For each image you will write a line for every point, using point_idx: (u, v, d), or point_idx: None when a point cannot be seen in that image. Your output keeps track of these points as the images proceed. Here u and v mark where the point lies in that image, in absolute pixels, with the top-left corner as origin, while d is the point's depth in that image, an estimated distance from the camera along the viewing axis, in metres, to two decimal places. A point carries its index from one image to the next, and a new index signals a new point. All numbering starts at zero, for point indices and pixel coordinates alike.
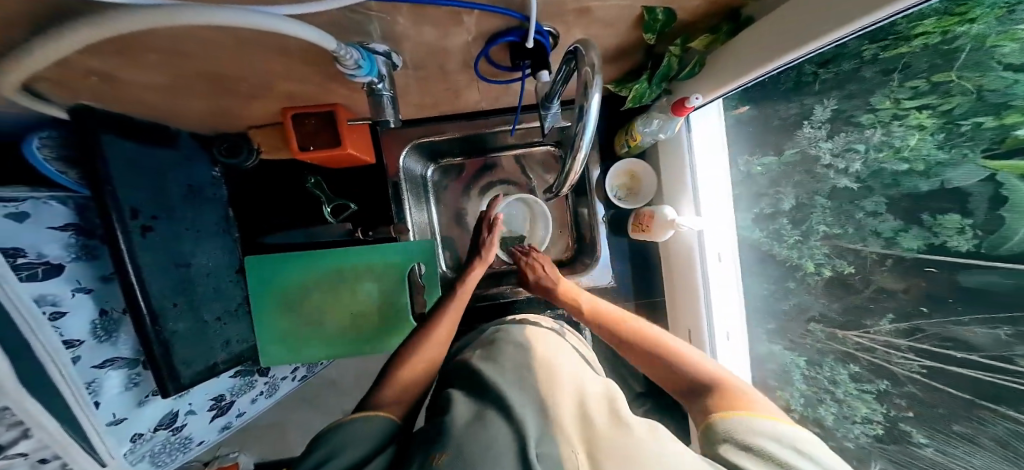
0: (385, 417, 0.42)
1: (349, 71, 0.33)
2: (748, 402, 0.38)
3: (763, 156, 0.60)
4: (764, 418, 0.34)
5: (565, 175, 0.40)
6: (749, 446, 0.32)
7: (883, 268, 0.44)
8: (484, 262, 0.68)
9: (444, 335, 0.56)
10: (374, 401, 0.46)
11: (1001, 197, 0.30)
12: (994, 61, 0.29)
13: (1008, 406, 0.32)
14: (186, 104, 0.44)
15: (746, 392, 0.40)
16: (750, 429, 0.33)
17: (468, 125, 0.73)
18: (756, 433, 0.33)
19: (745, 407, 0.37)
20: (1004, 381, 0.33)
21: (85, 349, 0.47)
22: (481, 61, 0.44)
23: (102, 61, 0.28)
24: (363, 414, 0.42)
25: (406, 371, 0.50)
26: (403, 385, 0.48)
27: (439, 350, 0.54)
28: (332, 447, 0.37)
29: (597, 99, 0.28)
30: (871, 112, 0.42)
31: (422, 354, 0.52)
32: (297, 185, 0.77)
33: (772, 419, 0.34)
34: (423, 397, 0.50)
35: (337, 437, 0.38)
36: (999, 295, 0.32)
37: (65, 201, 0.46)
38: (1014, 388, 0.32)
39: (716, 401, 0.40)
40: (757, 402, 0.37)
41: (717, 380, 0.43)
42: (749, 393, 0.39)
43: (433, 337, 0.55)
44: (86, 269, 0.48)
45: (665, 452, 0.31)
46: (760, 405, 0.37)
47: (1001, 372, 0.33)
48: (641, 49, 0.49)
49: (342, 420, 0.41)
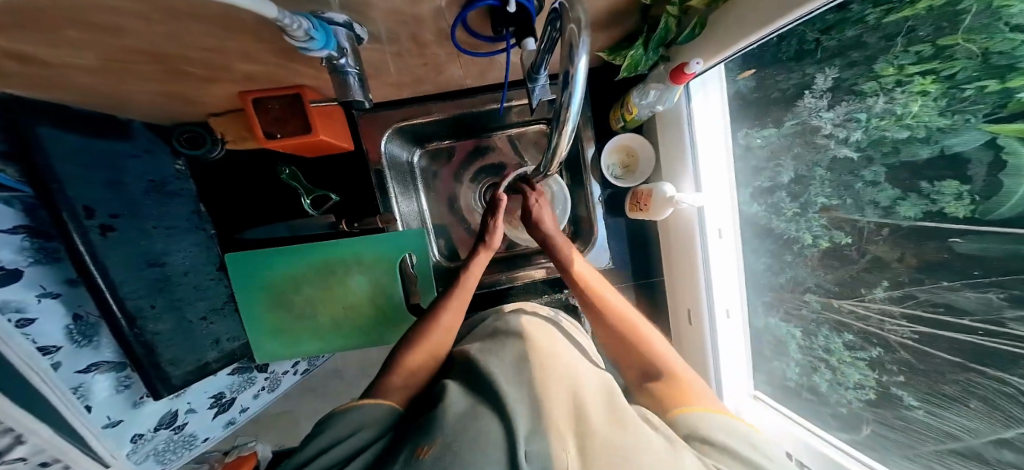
0: (392, 402, 0.42)
1: (301, 44, 0.29)
2: (693, 394, 0.40)
3: (762, 128, 0.57)
4: (715, 414, 0.37)
5: (554, 153, 0.37)
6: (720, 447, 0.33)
7: (879, 237, 0.42)
8: (487, 247, 0.66)
9: (452, 321, 0.55)
10: (383, 386, 0.44)
11: (1001, 162, 0.28)
12: (1001, 23, 0.26)
13: (1007, 371, 0.32)
14: (132, 85, 0.40)
15: (695, 386, 0.42)
16: (707, 423, 0.35)
17: (453, 104, 0.67)
18: (715, 428, 0.35)
19: (693, 401, 0.39)
20: (997, 344, 0.32)
21: (64, 355, 0.45)
22: (458, 30, 0.40)
23: (12, 40, 0.24)
24: (366, 402, 0.40)
25: (413, 357, 0.49)
26: (409, 371, 0.47)
27: (444, 338, 0.53)
28: (352, 425, 0.37)
29: (585, 62, 0.24)
30: (873, 79, 0.38)
31: (432, 340, 0.51)
32: (270, 176, 0.73)
33: (722, 415, 0.37)
34: (428, 384, 0.48)
35: (358, 416, 0.38)
36: (995, 261, 0.31)
37: (11, 202, 0.40)
38: (1009, 351, 0.31)
39: (666, 393, 0.41)
40: (701, 394, 0.40)
41: (670, 369, 0.44)
42: (694, 384, 0.42)
43: (441, 325, 0.53)
44: (46, 273, 0.44)
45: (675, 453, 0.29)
46: (703, 398, 0.40)
47: (994, 336, 0.33)
48: (637, 10, 0.45)
49: (346, 406, 0.39)
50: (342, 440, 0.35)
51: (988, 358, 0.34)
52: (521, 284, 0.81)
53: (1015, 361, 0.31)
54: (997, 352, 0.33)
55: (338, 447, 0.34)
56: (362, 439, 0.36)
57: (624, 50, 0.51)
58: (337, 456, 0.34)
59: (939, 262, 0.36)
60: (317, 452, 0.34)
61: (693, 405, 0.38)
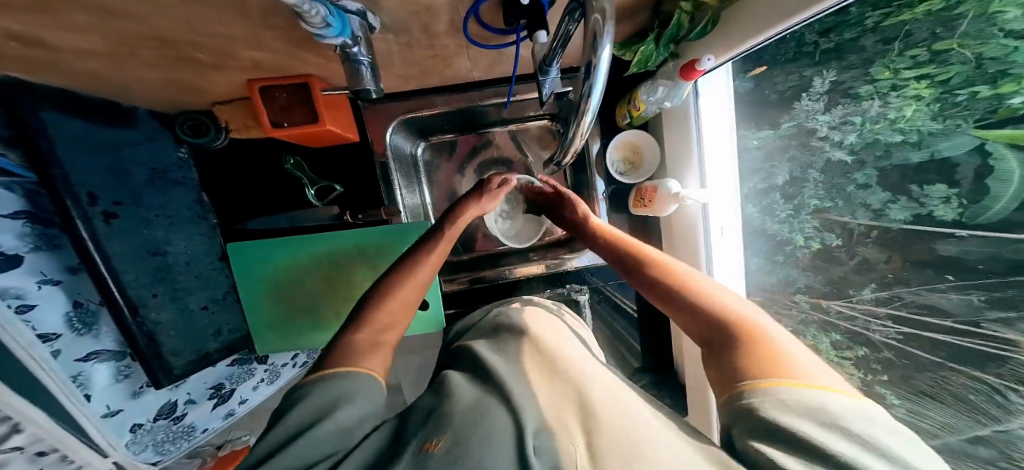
0: (365, 370, 0.37)
1: (316, 31, 0.29)
2: (778, 360, 0.29)
3: (759, 130, 0.58)
4: (805, 389, 0.26)
5: (567, 147, 0.39)
6: (787, 432, 0.24)
7: (869, 240, 0.43)
8: (479, 206, 0.62)
9: (427, 275, 0.50)
10: (351, 346, 0.40)
11: (988, 168, 0.29)
12: (995, 28, 0.26)
13: (971, 366, 0.34)
14: (133, 72, 0.39)
15: (782, 347, 0.30)
16: (784, 402, 0.25)
17: (458, 98, 0.67)
18: (793, 410, 0.25)
19: (777, 368, 0.28)
20: (971, 342, 0.34)
21: (65, 343, 0.44)
22: (470, 22, 0.40)
23: (18, 20, 0.24)
24: (339, 373, 0.36)
25: (383, 311, 0.43)
26: (382, 327, 0.42)
27: (418, 291, 0.48)
28: (328, 399, 0.33)
29: (608, 52, 0.25)
30: (869, 83, 0.39)
31: (402, 294, 0.46)
32: (274, 166, 0.72)
33: (814, 391, 0.26)
34: (400, 338, 0.45)
35: (334, 390, 0.34)
36: (975, 264, 0.32)
37: (13, 188, 0.39)
38: (985, 350, 0.33)
39: (743, 358, 0.30)
40: (794, 362, 0.29)
41: (740, 322, 0.34)
42: (786, 347, 0.30)
43: (415, 278, 0.48)
44: (48, 261, 0.43)
45: (663, 440, 0.30)
46: (795, 365, 0.28)
47: (970, 335, 0.34)
48: (648, 8, 0.46)
49: (319, 382, 0.35)
50: (316, 422, 0.31)
51: (963, 356, 0.35)
52: (523, 279, 0.81)
53: (989, 361, 0.32)
54: (972, 351, 0.34)
55: (313, 430, 0.30)
56: (347, 414, 0.32)
57: (635, 44, 0.51)
58: (317, 434, 0.30)
59: (928, 262, 0.37)
60: (287, 440, 0.30)
61: (778, 377, 0.27)
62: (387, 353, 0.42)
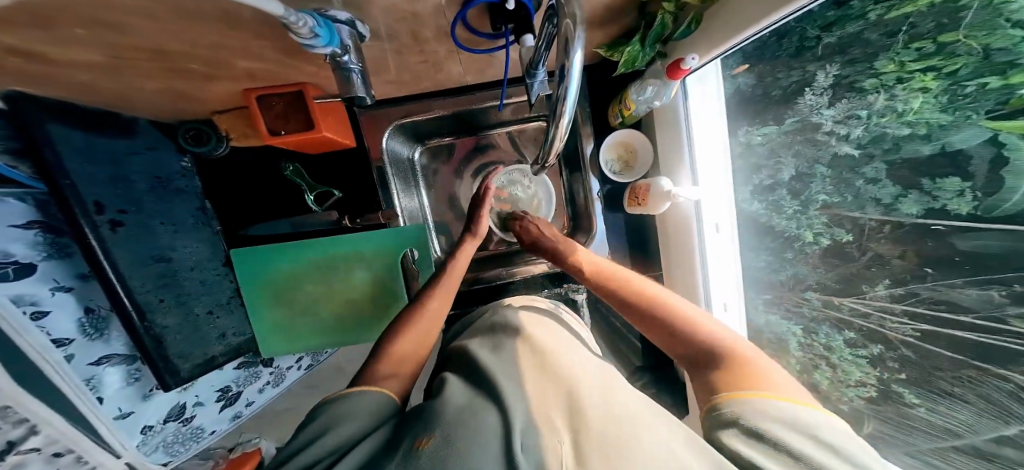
0: (380, 390, 0.40)
1: (306, 41, 0.30)
2: (756, 377, 0.33)
3: (762, 125, 0.57)
4: (778, 401, 0.30)
5: (550, 145, 0.39)
6: (768, 437, 0.27)
7: (881, 235, 0.42)
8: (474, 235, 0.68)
9: (441, 302, 0.55)
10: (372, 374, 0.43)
11: (1001, 159, 0.28)
12: (1002, 18, 0.26)
13: (998, 364, 0.33)
14: (140, 82, 0.41)
15: (764, 368, 0.35)
16: (762, 414, 0.29)
17: (451, 103, 0.68)
18: (769, 418, 0.28)
19: (755, 385, 0.32)
20: (999, 340, 0.33)
21: (77, 347, 0.46)
22: (459, 27, 0.41)
23: (23, 38, 0.25)
24: (358, 390, 0.39)
25: (403, 342, 0.48)
26: (399, 358, 0.46)
27: (434, 321, 0.53)
28: (332, 416, 0.35)
29: (580, 55, 0.26)
30: (874, 76, 0.39)
31: (421, 327, 0.51)
32: (274, 174, 0.74)
33: (786, 403, 0.30)
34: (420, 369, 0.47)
35: (341, 407, 0.36)
36: (993, 256, 0.32)
37: (24, 199, 0.41)
38: (1011, 348, 0.32)
39: (722, 374, 0.35)
40: (771, 378, 0.33)
41: (721, 341, 0.39)
42: (764, 368, 0.35)
43: (438, 300, 0.55)
44: (60, 268, 0.45)
45: (650, 442, 0.30)
46: (773, 383, 0.32)
47: (999, 334, 0.33)
48: (632, 11, 0.46)
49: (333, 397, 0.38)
50: (319, 436, 0.33)
51: (990, 352, 0.34)
52: (519, 279, 0.82)
53: (1017, 358, 0.31)
54: (997, 348, 0.33)
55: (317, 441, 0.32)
56: (348, 430, 0.34)
57: (621, 45, 0.51)
58: (323, 448, 0.32)
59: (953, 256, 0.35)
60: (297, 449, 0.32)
61: (753, 389, 0.32)
62: (405, 383, 0.44)
